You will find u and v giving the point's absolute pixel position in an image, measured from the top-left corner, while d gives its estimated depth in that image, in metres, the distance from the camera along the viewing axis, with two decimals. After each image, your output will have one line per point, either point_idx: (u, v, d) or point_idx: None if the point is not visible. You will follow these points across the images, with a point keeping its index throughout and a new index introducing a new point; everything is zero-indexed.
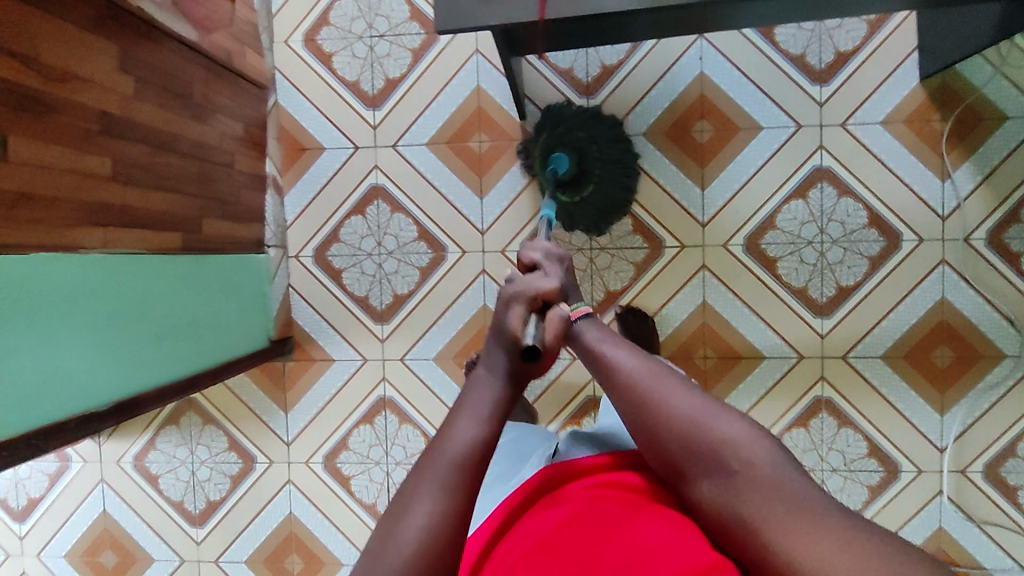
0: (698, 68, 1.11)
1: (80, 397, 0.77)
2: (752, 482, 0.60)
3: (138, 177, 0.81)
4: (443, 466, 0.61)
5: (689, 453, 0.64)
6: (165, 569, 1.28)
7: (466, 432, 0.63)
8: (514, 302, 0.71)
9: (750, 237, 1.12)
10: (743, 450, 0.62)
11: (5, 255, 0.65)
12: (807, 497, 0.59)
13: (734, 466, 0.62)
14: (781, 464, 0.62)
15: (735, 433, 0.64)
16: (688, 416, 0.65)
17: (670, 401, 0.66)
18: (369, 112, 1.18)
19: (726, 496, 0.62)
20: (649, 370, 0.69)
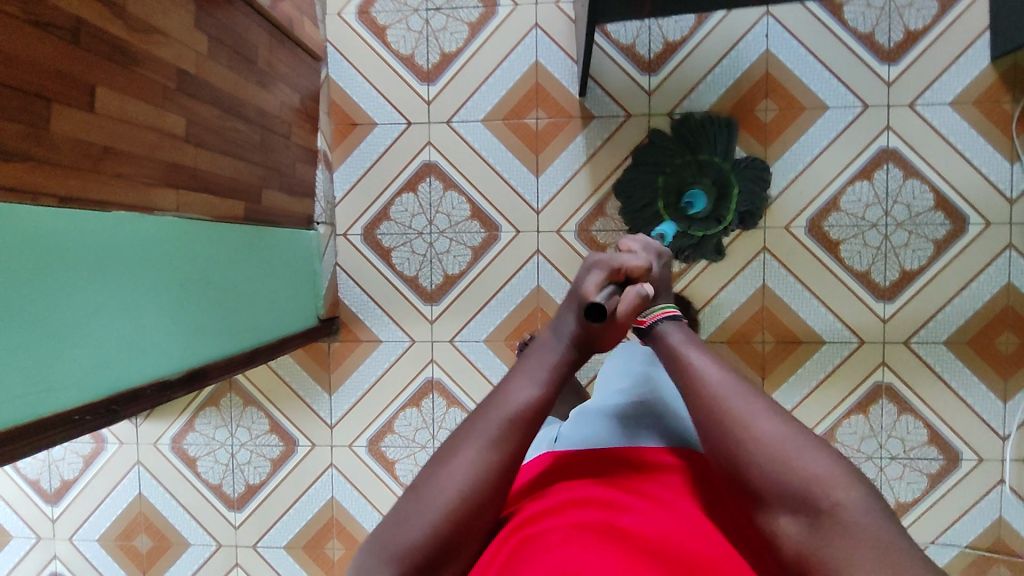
0: (764, 45, 1.09)
1: (162, 363, 0.72)
2: (850, 536, 0.39)
3: (209, 141, 0.79)
4: (488, 421, 0.47)
5: (760, 485, 0.42)
6: (201, 555, 1.24)
7: (521, 393, 0.49)
8: (593, 269, 0.56)
9: (813, 219, 1.09)
10: (842, 488, 0.40)
11: (99, 210, 0.62)
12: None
13: (824, 509, 0.40)
14: (893, 524, 0.39)
15: (838, 468, 0.41)
16: (769, 433, 0.43)
17: (744, 409, 0.44)
18: (423, 87, 1.16)
19: (806, 550, 0.40)
20: (723, 371, 0.47)
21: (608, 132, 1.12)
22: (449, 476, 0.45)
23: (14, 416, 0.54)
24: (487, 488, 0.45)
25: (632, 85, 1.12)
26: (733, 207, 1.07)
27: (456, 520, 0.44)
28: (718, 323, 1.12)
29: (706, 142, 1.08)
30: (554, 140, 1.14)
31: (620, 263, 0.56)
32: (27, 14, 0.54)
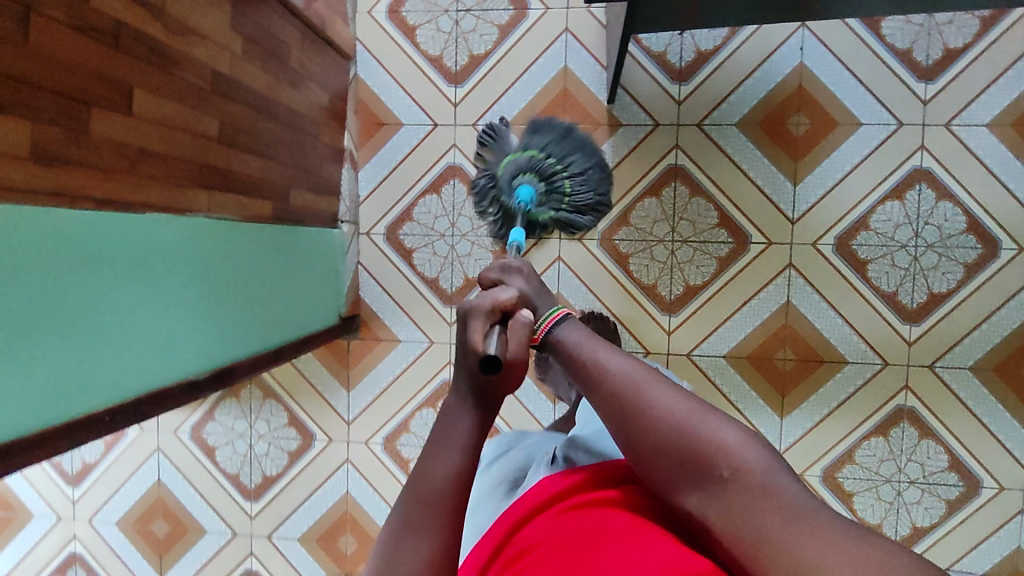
0: (798, 58, 1.08)
1: (192, 363, 0.73)
2: (748, 494, 0.45)
3: (240, 141, 0.80)
4: (420, 508, 0.49)
5: (670, 464, 0.48)
6: (217, 542, 1.26)
7: (442, 465, 0.50)
8: (473, 317, 0.55)
9: (841, 237, 1.08)
10: (738, 455, 0.46)
11: (135, 212, 0.63)
12: (816, 513, 0.44)
13: (724, 474, 0.46)
14: (781, 475, 0.46)
15: (732, 435, 0.47)
16: (671, 417, 0.48)
17: (648, 399, 0.50)
18: (450, 89, 1.16)
19: (713, 513, 0.46)
20: (624, 362, 0.52)
21: (636, 141, 1.11)
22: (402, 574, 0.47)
23: (48, 418, 0.55)
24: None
25: (661, 93, 1.10)
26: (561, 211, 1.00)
27: None
28: (739, 338, 1.11)
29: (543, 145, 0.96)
30: None
31: (494, 301, 0.56)
32: (70, 19, 0.54)
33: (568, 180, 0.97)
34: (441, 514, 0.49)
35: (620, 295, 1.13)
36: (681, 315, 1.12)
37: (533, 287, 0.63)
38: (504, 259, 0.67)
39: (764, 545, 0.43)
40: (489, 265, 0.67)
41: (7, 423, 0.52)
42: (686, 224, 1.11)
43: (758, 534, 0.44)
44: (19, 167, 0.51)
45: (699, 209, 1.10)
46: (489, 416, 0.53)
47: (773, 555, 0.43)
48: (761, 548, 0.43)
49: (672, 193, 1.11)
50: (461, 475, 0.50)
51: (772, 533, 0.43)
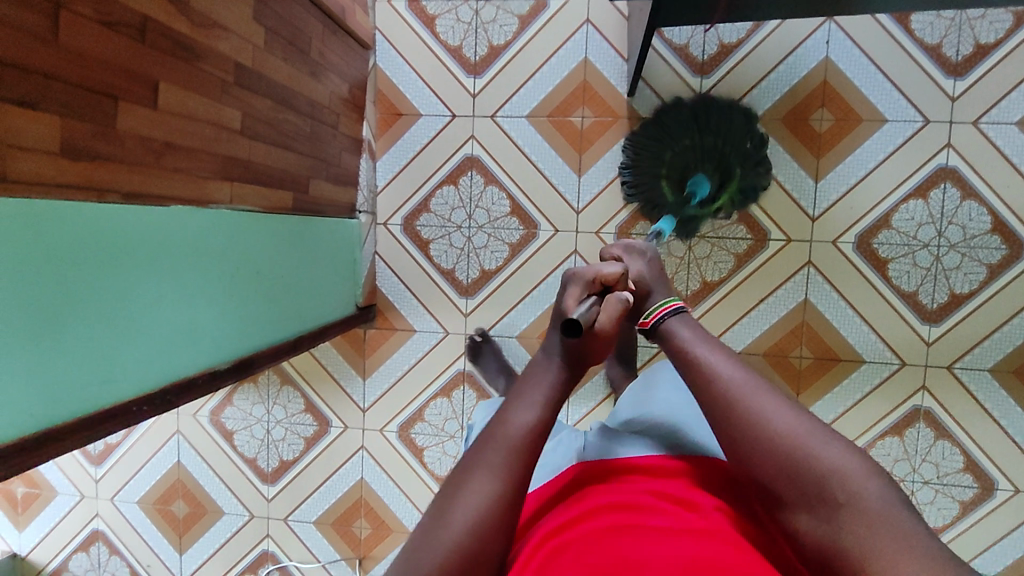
0: (824, 52, 1.06)
1: (214, 353, 0.74)
2: (861, 521, 0.49)
3: (261, 133, 0.81)
4: (497, 450, 0.56)
5: (784, 480, 0.53)
6: (235, 523, 1.29)
7: (523, 416, 0.58)
8: (574, 283, 0.65)
9: (862, 235, 1.07)
10: (854, 481, 0.50)
11: (157, 204, 0.64)
12: (922, 540, 0.47)
13: (839, 498, 0.50)
14: (896, 503, 0.49)
15: (848, 461, 0.51)
16: (787, 435, 0.53)
17: (765, 416, 0.54)
18: (469, 79, 1.15)
19: (821, 530, 0.51)
20: (745, 379, 0.57)
21: None
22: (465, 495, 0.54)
23: (73, 409, 0.56)
24: (498, 514, 0.54)
25: (683, 86, 1.09)
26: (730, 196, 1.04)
27: (472, 547, 0.52)
28: (755, 335, 1.10)
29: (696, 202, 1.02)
30: (599, 139, 1.12)
31: (598, 274, 0.64)
32: (97, 14, 0.54)
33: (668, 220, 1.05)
34: (511, 456, 0.56)
35: None
36: (696, 312, 1.11)
37: (653, 270, 0.72)
38: (628, 240, 0.76)
39: (865, 565, 0.48)
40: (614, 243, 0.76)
41: (36, 414, 0.53)
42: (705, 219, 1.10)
43: (864, 555, 0.48)
44: (47, 162, 0.51)
45: None
46: (572, 378, 0.62)
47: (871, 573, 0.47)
48: (863, 567, 0.48)
49: None
50: (536, 431, 0.57)
51: (879, 555, 0.47)
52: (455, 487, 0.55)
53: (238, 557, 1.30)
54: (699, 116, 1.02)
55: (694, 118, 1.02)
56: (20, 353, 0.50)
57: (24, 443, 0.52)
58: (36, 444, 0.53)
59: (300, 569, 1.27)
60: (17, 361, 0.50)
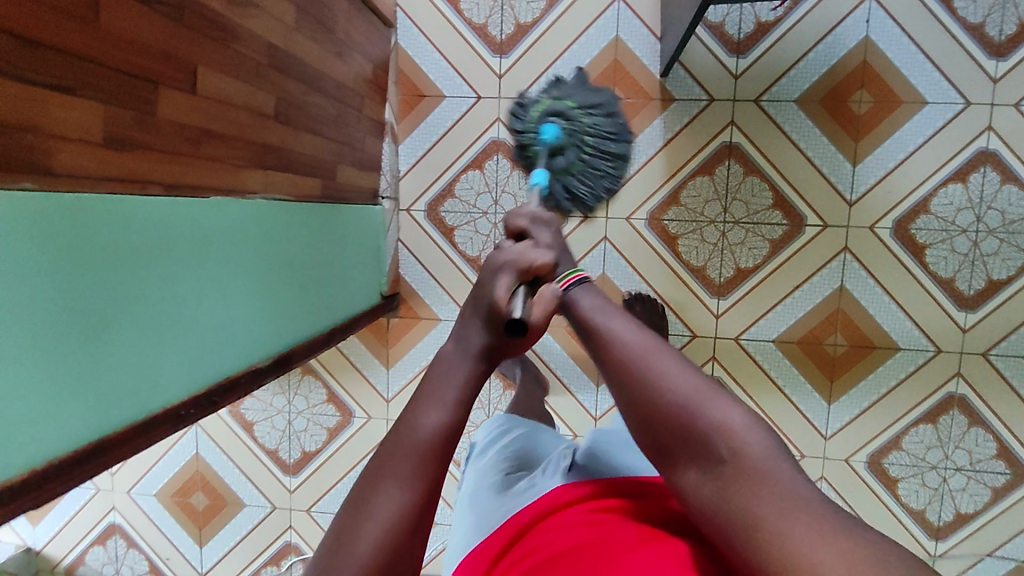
0: (863, 31, 1.03)
1: (252, 350, 0.71)
2: (747, 478, 0.45)
3: (292, 118, 0.77)
4: (402, 457, 0.48)
5: (671, 441, 0.50)
6: (257, 515, 1.27)
7: (429, 419, 0.50)
8: (505, 271, 0.60)
9: (900, 220, 1.05)
10: (737, 436, 0.47)
11: (197, 196, 0.60)
12: (807, 500, 0.44)
13: (723, 454, 0.47)
14: (783, 463, 0.47)
15: (737, 417, 0.48)
16: (675, 392, 0.50)
17: (657, 373, 0.51)
18: (495, 60, 1.11)
19: (709, 494, 0.47)
20: (641, 338, 0.54)
21: (690, 116, 1.07)
22: (366, 516, 0.46)
23: (126, 417, 0.53)
24: (406, 528, 0.46)
25: (718, 66, 1.06)
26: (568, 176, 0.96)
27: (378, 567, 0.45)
28: (789, 322, 1.09)
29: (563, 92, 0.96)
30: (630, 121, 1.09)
31: (528, 262, 0.62)
32: None
33: (587, 137, 0.95)
34: (418, 466, 0.48)
35: (668, 277, 1.11)
36: (729, 299, 1.09)
37: (556, 242, 0.73)
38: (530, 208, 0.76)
39: (750, 524, 0.44)
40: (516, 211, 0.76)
41: (87, 426, 0.50)
42: (740, 204, 1.08)
43: (750, 514, 0.44)
44: (91, 154, 0.47)
45: (754, 189, 1.07)
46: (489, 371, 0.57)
47: (756, 534, 0.44)
48: (746, 526, 0.44)
49: (726, 171, 1.07)
50: (442, 438, 0.50)
51: (763, 515, 0.44)
52: (356, 508, 0.47)
53: (260, 548, 1.28)
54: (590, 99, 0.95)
55: (585, 96, 0.96)
56: (68, 360, 0.47)
57: (77, 455, 0.49)
58: (88, 456, 0.50)
59: None
60: (65, 372, 0.47)
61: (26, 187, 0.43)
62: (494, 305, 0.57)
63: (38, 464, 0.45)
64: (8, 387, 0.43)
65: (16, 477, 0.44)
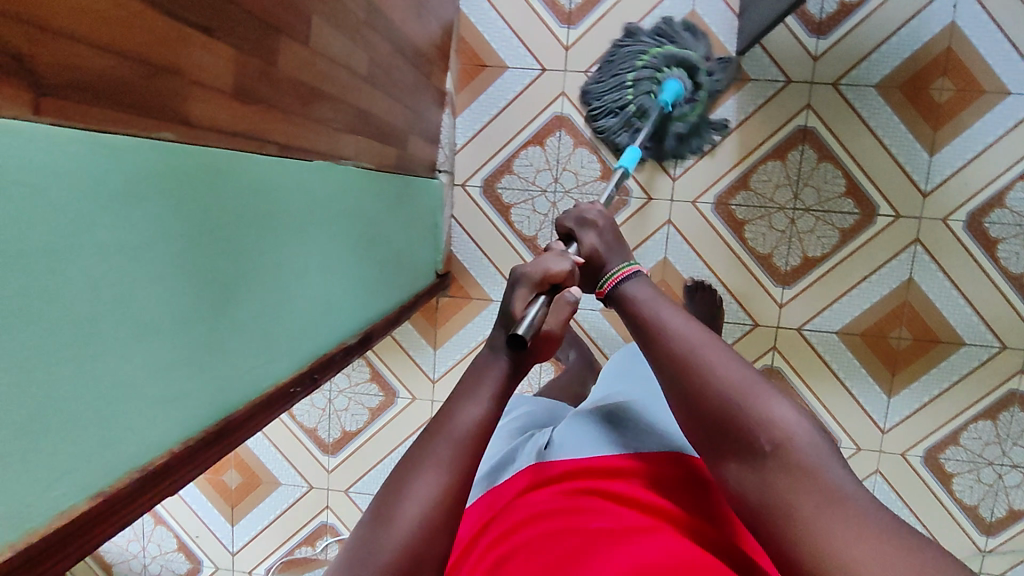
0: (950, 16, 0.99)
1: (340, 327, 0.66)
2: (788, 475, 0.42)
3: (379, 81, 0.72)
4: (441, 442, 0.44)
5: (707, 434, 0.46)
6: (292, 495, 1.23)
7: (469, 409, 0.46)
8: (519, 284, 0.58)
9: (974, 214, 1.02)
10: (782, 431, 0.43)
11: (305, 159, 0.55)
12: (855, 498, 0.40)
13: (765, 449, 0.43)
14: (832, 462, 0.42)
15: (783, 412, 0.44)
16: (715, 381, 0.46)
17: (699, 362, 0.47)
18: (563, 30, 1.06)
19: (746, 490, 0.44)
20: (691, 328, 0.50)
21: (765, 98, 1.04)
22: (409, 501, 0.42)
23: (243, 396, 0.49)
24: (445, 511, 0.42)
25: (797, 47, 1.02)
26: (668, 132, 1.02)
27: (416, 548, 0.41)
28: (854, 314, 1.07)
29: (691, 45, 1.00)
30: None
31: (545, 272, 0.58)
32: None
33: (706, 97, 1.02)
34: (462, 459, 0.44)
35: (731, 263, 1.08)
36: (795, 288, 1.07)
37: (607, 241, 0.66)
38: (582, 210, 0.70)
39: (788, 522, 0.41)
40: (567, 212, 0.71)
41: (210, 407, 0.45)
42: (811, 191, 1.05)
43: (788, 512, 0.41)
44: (222, 103, 0.43)
45: (827, 175, 1.04)
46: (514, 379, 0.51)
47: (793, 530, 0.40)
48: (783, 523, 0.41)
49: (799, 156, 1.04)
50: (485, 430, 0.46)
51: (801, 511, 0.40)
52: (390, 498, 0.42)
53: (295, 529, 1.24)
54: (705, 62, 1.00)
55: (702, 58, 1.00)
56: (195, 332, 0.42)
57: (209, 436, 0.45)
58: (218, 436, 0.46)
59: None
60: (193, 345, 0.42)
61: (163, 137, 0.38)
62: (506, 320, 0.55)
63: (174, 446, 0.42)
64: (143, 364, 0.38)
65: (158, 460, 0.40)
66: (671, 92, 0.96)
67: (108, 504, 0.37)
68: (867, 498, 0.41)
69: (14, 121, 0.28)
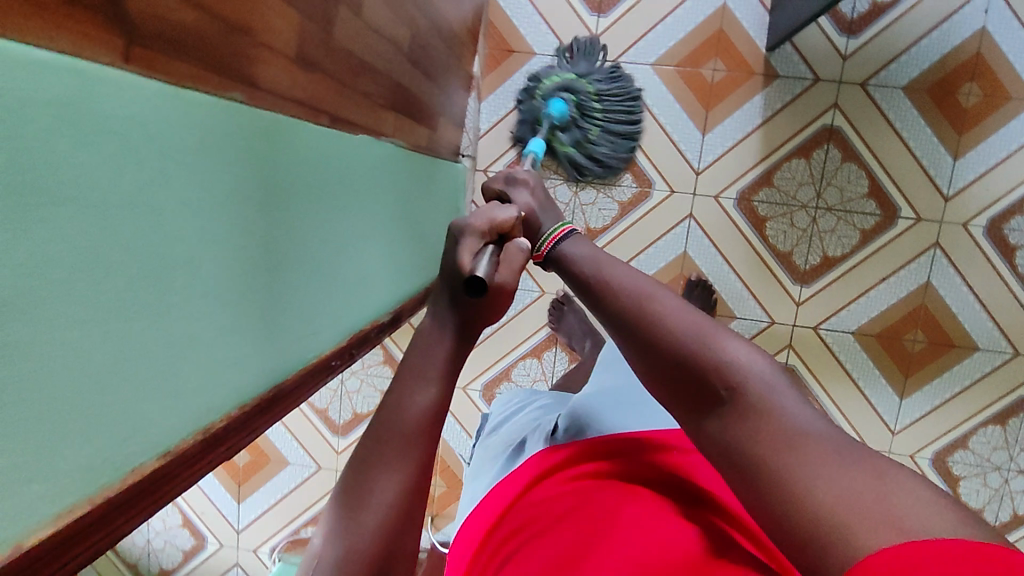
0: (981, 21, 0.99)
1: (371, 305, 0.66)
2: (749, 418, 0.34)
3: (417, 59, 0.71)
4: (391, 437, 0.40)
5: (666, 392, 0.39)
6: (300, 475, 1.23)
7: (415, 401, 0.41)
8: (463, 234, 0.50)
9: (995, 219, 1.03)
10: (739, 372, 0.35)
11: (353, 133, 0.56)
12: (828, 437, 0.32)
13: (720, 393, 0.36)
14: (795, 399, 0.35)
15: (740, 352, 0.36)
16: (664, 327, 0.39)
17: (643, 308, 0.41)
18: (593, 19, 1.05)
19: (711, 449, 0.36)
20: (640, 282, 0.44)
21: (792, 95, 1.04)
22: (365, 502, 0.38)
23: (287, 366, 0.49)
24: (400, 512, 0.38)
25: (827, 45, 1.02)
26: (582, 146, 1.00)
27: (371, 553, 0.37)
28: (870, 316, 1.07)
29: (602, 79, 0.99)
30: (729, 95, 1.05)
31: (490, 220, 0.51)
32: None
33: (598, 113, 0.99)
34: (416, 449, 0.40)
35: (750, 260, 1.08)
36: (813, 286, 1.08)
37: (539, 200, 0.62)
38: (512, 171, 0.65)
39: (759, 470, 0.32)
40: (498, 175, 0.66)
41: (259, 376, 0.45)
42: (834, 190, 1.05)
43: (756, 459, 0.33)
44: (284, 68, 0.44)
45: (850, 175, 1.04)
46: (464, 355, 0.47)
47: (760, 478, 0.32)
48: (745, 472, 0.33)
49: (823, 155, 1.04)
50: (433, 421, 0.42)
51: (768, 457, 0.32)
52: (350, 501, 0.38)
53: (302, 509, 1.24)
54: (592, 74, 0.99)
55: (589, 67, 1.00)
56: (250, 297, 0.42)
57: (266, 401, 0.46)
58: (272, 402, 0.47)
59: None
60: (247, 311, 0.42)
61: (236, 98, 0.39)
62: (452, 280, 0.47)
63: (232, 410, 0.41)
64: (206, 327, 0.38)
65: (217, 424, 0.40)
66: (552, 113, 0.96)
67: (173, 464, 0.36)
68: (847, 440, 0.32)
69: (110, 68, 0.29)
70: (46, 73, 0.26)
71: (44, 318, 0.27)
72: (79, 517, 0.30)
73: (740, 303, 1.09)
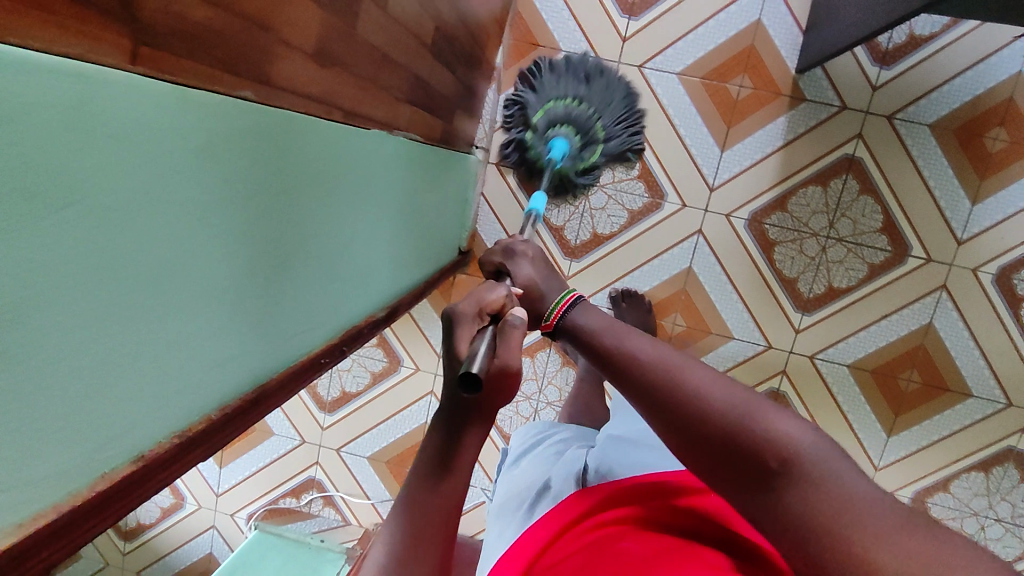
0: (1018, 65, 0.97)
1: (367, 299, 0.65)
2: (801, 489, 0.35)
3: (440, 50, 0.70)
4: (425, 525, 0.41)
5: (715, 461, 0.39)
6: (282, 447, 1.24)
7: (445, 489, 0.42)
8: (457, 324, 0.50)
9: (1005, 268, 1.02)
10: (789, 442, 0.36)
11: (365, 128, 0.55)
12: (879, 502, 0.33)
13: (772, 465, 0.36)
14: (842, 462, 0.36)
15: (784, 423, 0.37)
16: (702, 397, 0.40)
17: (677, 376, 0.42)
18: (623, 20, 1.03)
19: (765, 524, 0.36)
20: (662, 349, 0.45)
21: (817, 121, 1.02)
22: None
23: (271, 362, 0.49)
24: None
25: (857, 73, 1.00)
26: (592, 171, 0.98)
27: None
28: (868, 351, 1.07)
29: (583, 94, 0.94)
30: (753, 114, 1.03)
31: (479, 303, 0.53)
32: None
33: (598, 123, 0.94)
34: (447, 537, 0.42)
35: (754, 282, 1.07)
36: (813, 314, 1.07)
37: (540, 272, 0.64)
38: (509, 243, 0.68)
39: (828, 544, 0.33)
40: (496, 245, 0.69)
41: (238, 376, 0.45)
42: (847, 222, 1.04)
43: (817, 531, 0.33)
44: (299, 62, 0.43)
45: (865, 209, 1.03)
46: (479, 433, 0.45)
47: (835, 558, 0.32)
48: (811, 550, 0.33)
49: (840, 185, 1.03)
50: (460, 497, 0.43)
51: (838, 525, 0.33)
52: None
53: (281, 481, 1.25)
54: (576, 88, 0.94)
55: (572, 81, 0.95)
56: (239, 299, 0.42)
57: (245, 403, 0.46)
58: (254, 404, 0.47)
59: (347, 501, 1.23)
60: (235, 310, 0.42)
61: (245, 97, 0.38)
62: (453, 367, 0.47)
63: (211, 412, 0.42)
64: (192, 328, 0.38)
65: (194, 427, 0.41)
66: (551, 156, 0.93)
67: (141, 472, 0.36)
68: (896, 506, 0.34)
69: (113, 70, 0.28)
70: (56, 79, 0.25)
71: (27, 326, 0.27)
72: (42, 526, 0.30)
73: (738, 324, 1.09)
